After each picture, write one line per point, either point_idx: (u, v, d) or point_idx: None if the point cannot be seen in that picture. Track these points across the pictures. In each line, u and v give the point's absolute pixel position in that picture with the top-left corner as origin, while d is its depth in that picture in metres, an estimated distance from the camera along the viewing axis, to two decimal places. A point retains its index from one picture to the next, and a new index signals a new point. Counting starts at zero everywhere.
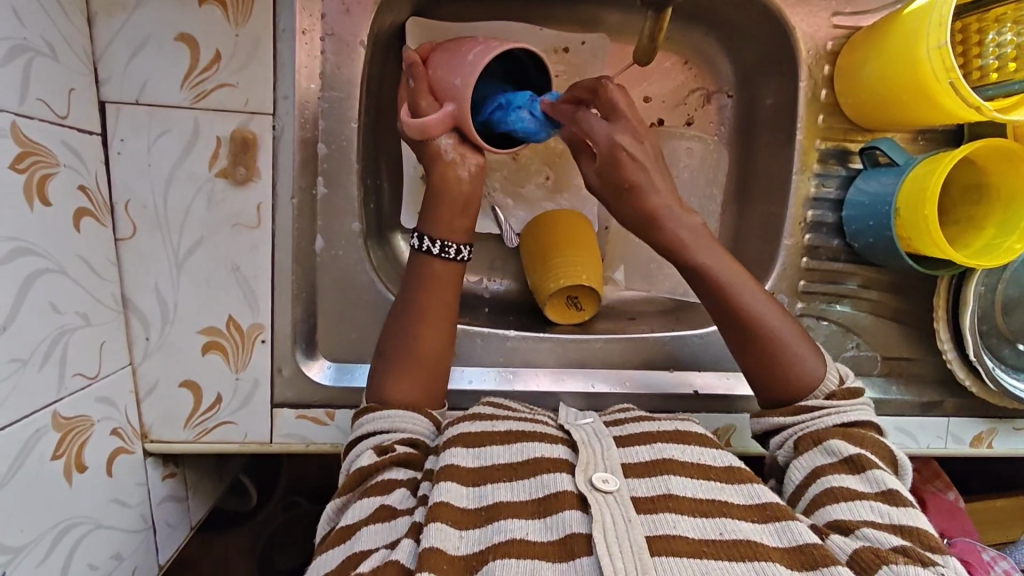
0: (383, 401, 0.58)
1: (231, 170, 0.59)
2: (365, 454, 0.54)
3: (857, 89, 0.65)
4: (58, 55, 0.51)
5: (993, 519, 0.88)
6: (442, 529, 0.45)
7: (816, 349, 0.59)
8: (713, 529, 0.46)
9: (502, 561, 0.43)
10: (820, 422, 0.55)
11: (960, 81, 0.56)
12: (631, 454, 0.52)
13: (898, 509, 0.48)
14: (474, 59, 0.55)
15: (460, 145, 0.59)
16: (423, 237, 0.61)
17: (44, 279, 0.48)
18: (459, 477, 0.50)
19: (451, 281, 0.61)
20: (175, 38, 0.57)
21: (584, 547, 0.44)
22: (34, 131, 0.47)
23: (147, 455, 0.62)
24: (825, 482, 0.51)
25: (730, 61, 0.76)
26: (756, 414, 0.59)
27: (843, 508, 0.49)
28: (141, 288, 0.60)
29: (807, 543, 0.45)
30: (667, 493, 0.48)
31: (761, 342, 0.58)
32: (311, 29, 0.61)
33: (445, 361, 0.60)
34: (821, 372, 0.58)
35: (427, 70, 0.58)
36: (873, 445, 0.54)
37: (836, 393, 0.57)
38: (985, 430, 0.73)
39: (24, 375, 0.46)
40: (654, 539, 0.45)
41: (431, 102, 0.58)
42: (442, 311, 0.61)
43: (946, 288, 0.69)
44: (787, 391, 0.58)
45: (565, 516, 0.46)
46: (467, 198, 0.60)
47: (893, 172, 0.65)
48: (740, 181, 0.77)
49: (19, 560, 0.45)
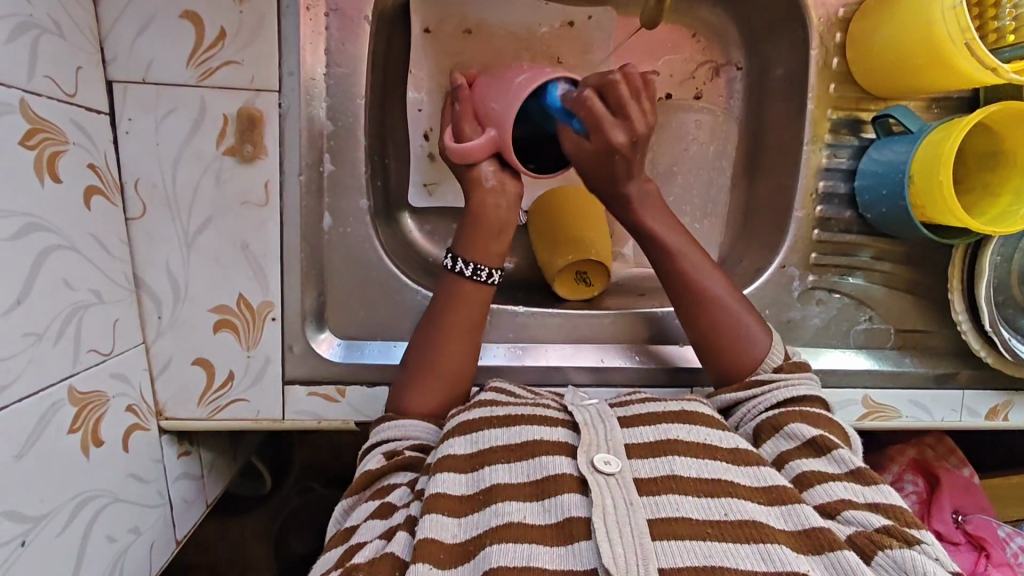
0: (403, 412, 0.59)
1: (239, 148, 0.59)
2: (373, 460, 0.55)
3: (869, 55, 0.64)
4: (65, 33, 0.51)
5: (1007, 495, 0.87)
6: (437, 520, 0.46)
7: (763, 325, 0.61)
8: (718, 510, 0.46)
9: (500, 546, 0.43)
10: (771, 398, 0.57)
11: (976, 41, 0.55)
12: (636, 435, 0.52)
13: (870, 488, 0.48)
14: (521, 84, 0.57)
15: (500, 171, 0.61)
16: (456, 259, 0.61)
17: (56, 255, 0.48)
18: (456, 467, 0.50)
19: (479, 302, 0.61)
20: (180, 15, 0.57)
21: (581, 532, 0.44)
22: (42, 108, 0.48)
23: (163, 433, 0.63)
24: (795, 467, 0.51)
25: (739, 32, 0.74)
26: (711, 394, 0.60)
27: (819, 491, 0.49)
28: (152, 267, 0.60)
29: (814, 527, 0.45)
30: (670, 474, 0.48)
31: (705, 312, 0.61)
32: (314, 5, 0.61)
33: (467, 375, 0.61)
34: (766, 345, 0.60)
35: (473, 94, 0.60)
36: (827, 424, 0.55)
37: (782, 366, 0.59)
38: (1001, 402, 0.72)
39: (40, 349, 0.46)
40: (656, 522, 0.45)
41: (474, 127, 0.60)
42: (466, 328, 0.61)
43: (960, 257, 0.68)
44: (735, 366, 0.60)
45: (563, 500, 0.46)
46: (504, 223, 0.61)
47: (907, 140, 0.64)
48: (750, 154, 0.75)
49: (38, 530, 0.45)
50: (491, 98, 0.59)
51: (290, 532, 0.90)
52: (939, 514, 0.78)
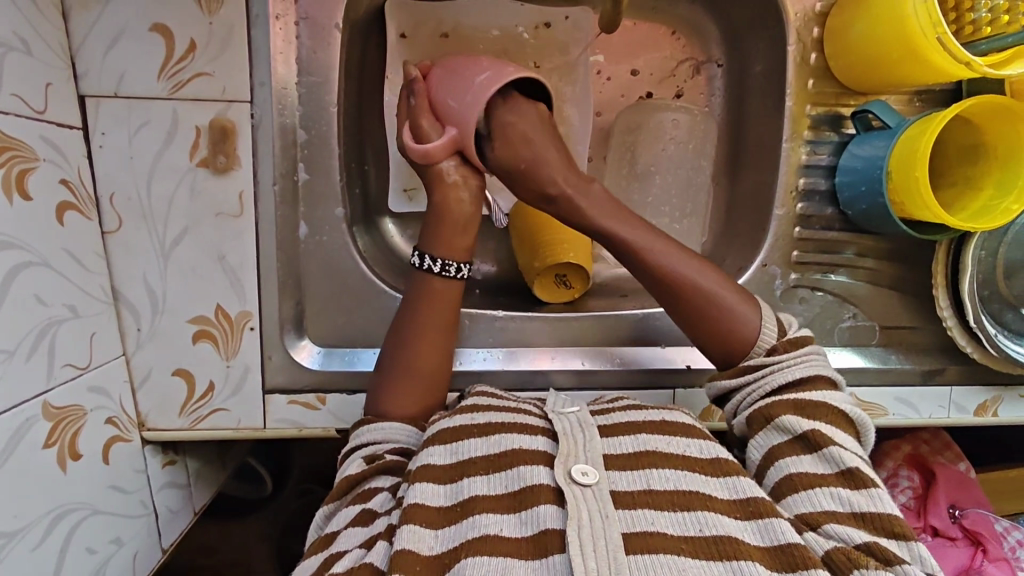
0: (382, 415, 0.59)
1: (212, 159, 0.59)
2: (353, 465, 0.56)
3: (846, 51, 0.63)
4: (32, 50, 0.51)
5: (1001, 489, 0.87)
6: (414, 531, 0.46)
7: (748, 300, 0.59)
8: (693, 525, 0.45)
9: (475, 558, 0.43)
10: (765, 385, 0.55)
11: (947, 36, 0.54)
12: (616, 445, 0.52)
13: (859, 495, 0.48)
14: (484, 82, 0.58)
15: (462, 167, 0.61)
16: (423, 255, 0.61)
17: (27, 272, 0.49)
18: (434, 476, 0.50)
19: (451, 300, 0.62)
20: (149, 28, 0.57)
21: (556, 546, 0.44)
22: (10, 127, 0.48)
23: (145, 443, 0.64)
24: (783, 466, 0.51)
25: (719, 29, 0.74)
26: (709, 378, 0.60)
27: (803, 498, 0.48)
28: (130, 280, 0.61)
29: (789, 543, 0.44)
30: (647, 489, 0.48)
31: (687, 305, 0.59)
32: (285, 14, 0.61)
33: (444, 371, 0.61)
34: (756, 324, 0.58)
35: (428, 87, 0.61)
36: (828, 414, 0.53)
37: (777, 347, 0.57)
38: (989, 398, 0.71)
39: (11, 366, 0.47)
40: (631, 535, 0.45)
41: (433, 123, 0.60)
42: (440, 326, 0.61)
43: (944, 253, 0.67)
44: (730, 348, 0.59)
45: (539, 511, 0.46)
46: (470, 219, 0.62)
47: (885, 136, 0.63)
48: (732, 151, 0.75)
49: (13, 545, 0.46)
50: (451, 96, 0.59)
51: (284, 536, 0.91)
52: (938, 511, 0.77)
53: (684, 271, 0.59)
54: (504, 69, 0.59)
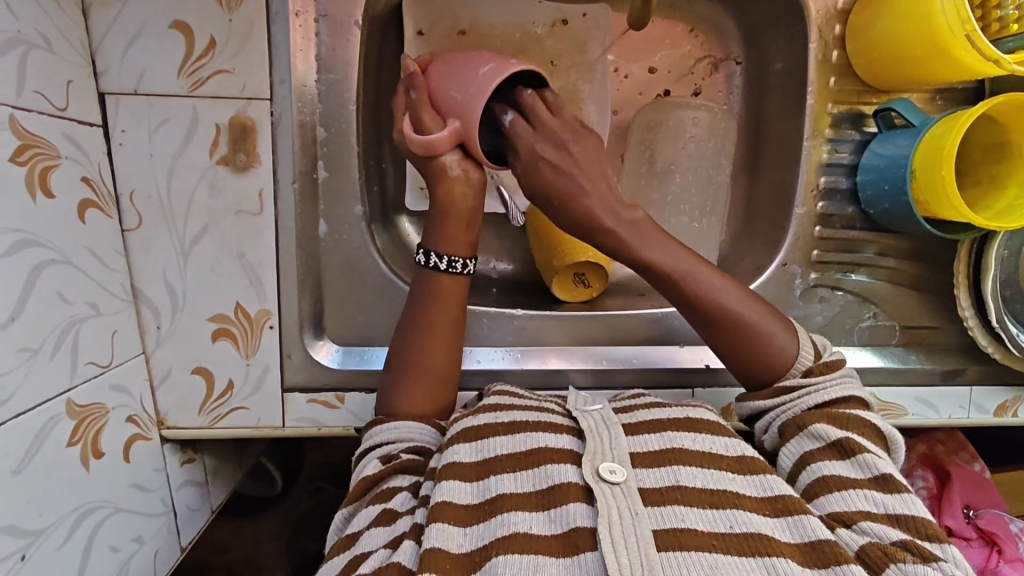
0: (393, 414, 0.59)
1: (232, 157, 0.59)
2: (370, 465, 0.56)
3: (869, 49, 0.63)
4: (54, 47, 0.51)
5: (1017, 490, 0.86)
6: (444, 529, 0.46)
7: (788, 327, 0.59)
8: (723, 521, 0.45)
9: (506, 557, 0.43)
10: (801, 404, 0.55)
11: (976, 33, 0.54)
12: (641, 442, 0.52)
13: (893, 497, 0.47)
14: (486, 75, 0.56)
15: (464, 160, 0.60)
16: (428, 254, 0.61)
17: (50, 270, 0.49)
18: (462, 474, 0.50)
19: (457, 296, 0.61)
20: (170, 25, 0.57)
21: (587, 542, 0.44)
22: (33, 124, 0.48)
23: (165, 442, 0.64)
24: (817, 470, 0.50)
25: (738, 26, 0.73)
26: (740, 398, 0.59)
27: (837, 499, 0.48)
28: (149, 278, 0.60)
29: (821, 540, 0.44)
30: (676, 484, 0.48)
31: (728, 330, 0.58)
32: (304, 11, 0.60)
33: (453, 370, 0.61)
34: (794, 350, 0.57)
35: (428, 81, 0.59)
36: (860, 425, 0.53)
37: (813, 369, 0.57)
38: (1010, 398, 0.71)
39: (36, 365, 0.47)
40: (661, 532, 0.44)
41: (434, 117, 0.59)
42: (449, 323, 0.61)
43: (965, 253, 0.66)
44: (765, 371, 0.58)
45: (569, 510, 0.46)
46: (471, 212, 0.61)
47: (909, 134, 0.62)
48: (751, 149, 0.74)
49: (38, 543, 0.46)
50: (452, 88, 0.58)
51: (297, 533, 0.91)
52: (949, 510, 0.76)
53: (729, 298, 0.58)
54: (507, 60, 0.57)
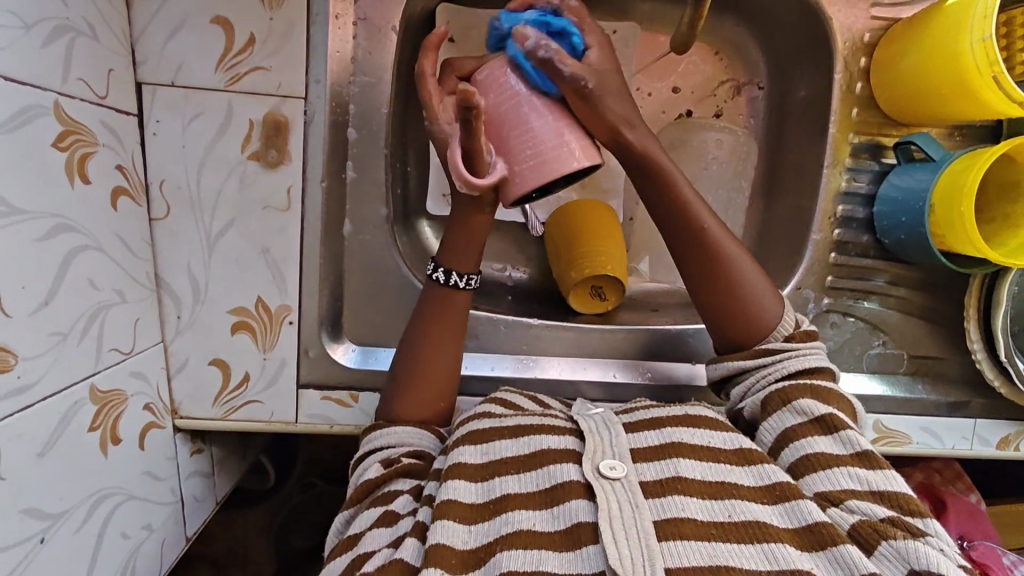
0: (393, 418, 0.59)
1: (263, 153, 0.60)
2: (372, 468, 0.55)
3: (893, 83, 0.64)
4: (99, 36, 0.52)
5: (1012, 524, 0.87)
6: (448, 526, 0.46)
7: (777, 296, 0.59)
8: (721, 511, 0.46)
9: (509, 552, 0.44)
10: (781, 369, 0.55)
11: (1004, 75, 0.56)
12: (640, 439, 0.52)
13: (875, 473, 0.48)
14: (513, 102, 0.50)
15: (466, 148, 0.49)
16: (448, 273, 0.61)
17: (83, 256, 0.49)
18: (468, 474, 0.50)
19: (462, 308, 0.62)
20: (211, 20, 0.57)
21: (589, 537, 0.45)
22: (76, 111, 0.49)
23: (177, 431, 0.64)
24: (801, 447, 0.50)
25: (764, 53, 0.75)
26: (717, 361, 0.60)
27: (823, 477, 0.48)
28: (173, 267, 0.61)
29: (817, 522, 0.45)
30: (676, 475, 0.48)
31: (714, 281, 0.58)
32: (343, 14, 0.62)
33: (453, 373, 0.62)
34: (778, 315, 0.58)
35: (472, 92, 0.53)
36: (836, 398, 0.53)
37: (794, 336, 0.57)
38: (1013, 431, 0.71)
39: (65, 348, 0.47)
40: (661, 523, 0.45)
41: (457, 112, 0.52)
42: (451, 328, 0.61)
43: (977, 288, 0.68)
44: (743, 330, 0.58)
45: (571, 506, 0.47)
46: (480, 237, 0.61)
47: (930, 168, 0.63)
48: (769, 174, 0.76)
49: (56, 527, 0.46)
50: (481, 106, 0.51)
51: (291, 530, 0.91)
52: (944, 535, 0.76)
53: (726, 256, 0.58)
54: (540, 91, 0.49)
